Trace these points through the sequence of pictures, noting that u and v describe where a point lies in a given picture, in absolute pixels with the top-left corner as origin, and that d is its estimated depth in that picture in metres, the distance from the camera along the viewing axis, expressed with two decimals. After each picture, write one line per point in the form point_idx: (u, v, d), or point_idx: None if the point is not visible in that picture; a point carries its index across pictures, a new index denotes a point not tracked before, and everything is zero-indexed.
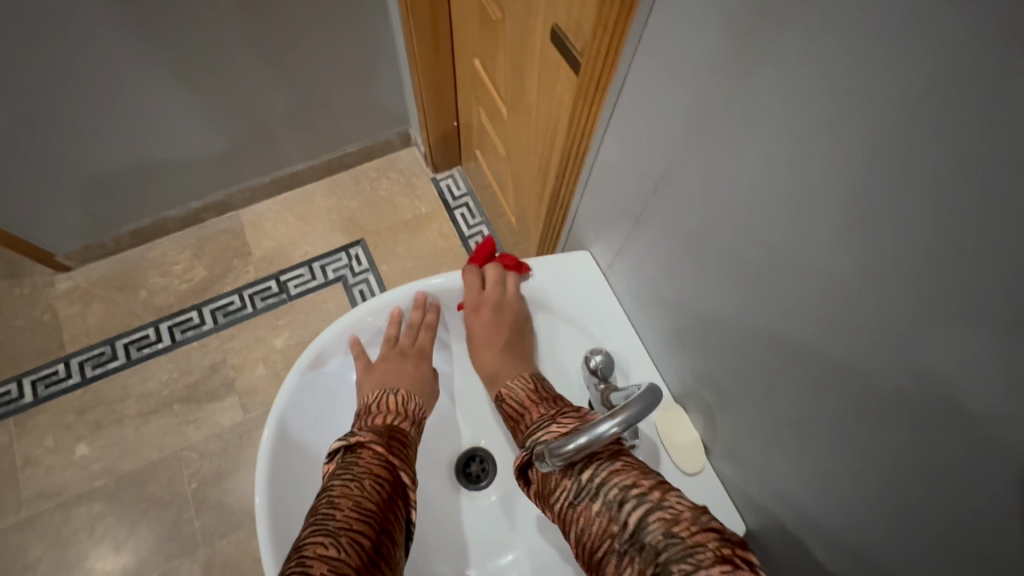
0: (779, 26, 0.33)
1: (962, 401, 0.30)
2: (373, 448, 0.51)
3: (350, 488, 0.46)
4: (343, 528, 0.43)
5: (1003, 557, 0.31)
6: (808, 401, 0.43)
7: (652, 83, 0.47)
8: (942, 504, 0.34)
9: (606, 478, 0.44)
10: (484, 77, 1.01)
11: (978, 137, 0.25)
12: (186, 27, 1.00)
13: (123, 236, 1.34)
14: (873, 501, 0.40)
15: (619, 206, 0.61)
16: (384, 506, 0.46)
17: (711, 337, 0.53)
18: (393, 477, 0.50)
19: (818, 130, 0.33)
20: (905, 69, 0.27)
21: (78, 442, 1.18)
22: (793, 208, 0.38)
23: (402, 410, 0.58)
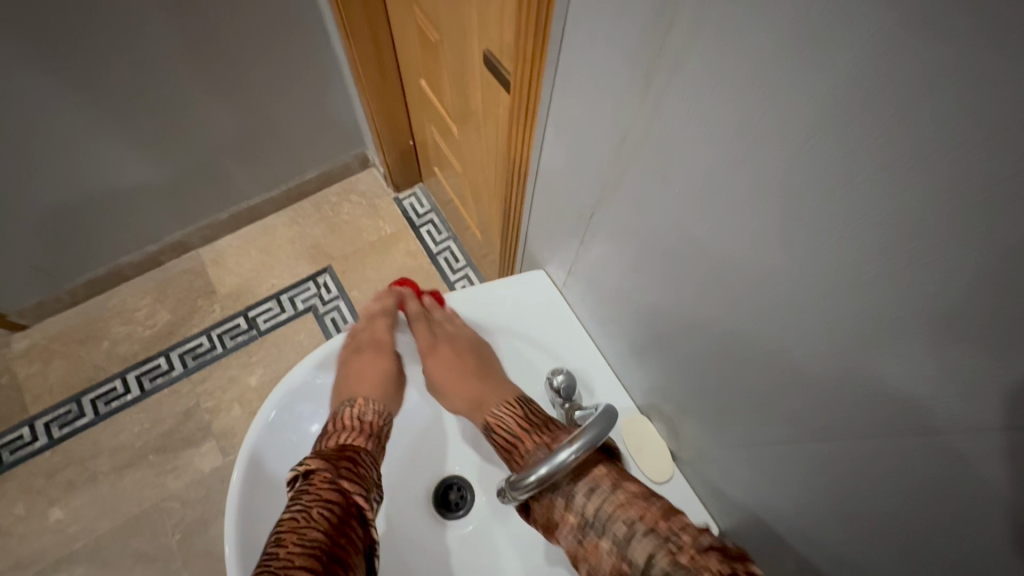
0: (678, 63, 0.36)
1: (906, 386, 0.33)
2: (322, 472, 0.53)
3: (296, 521, 0.48)
4: (283, 566, 0.44)
5: (959, 527, 0.33)
6: (768, 394, 0.45)
7: (584, 105, 0.49)
8: (902, 480, 0.36)
9: (611, 513, 0.49)
10: (431, 96, 1.01)
11: (872, 154, 0.28)
12: (126, 67, 0.98)
13: (80, 288, 1.30)
14: (841, 485, 0.42)
15: (566, 224, 0.63)
16: (333, 534, 0.48)
17: (666, 341, 0.55)
18: (344, 499, 0.51)
19: (729, 153, 0.36)
20: (798, 95, 0.30)
21: (51, 506, 1.13)
22: (722, 220, 0.40)
23: (353, 423, 0.61)
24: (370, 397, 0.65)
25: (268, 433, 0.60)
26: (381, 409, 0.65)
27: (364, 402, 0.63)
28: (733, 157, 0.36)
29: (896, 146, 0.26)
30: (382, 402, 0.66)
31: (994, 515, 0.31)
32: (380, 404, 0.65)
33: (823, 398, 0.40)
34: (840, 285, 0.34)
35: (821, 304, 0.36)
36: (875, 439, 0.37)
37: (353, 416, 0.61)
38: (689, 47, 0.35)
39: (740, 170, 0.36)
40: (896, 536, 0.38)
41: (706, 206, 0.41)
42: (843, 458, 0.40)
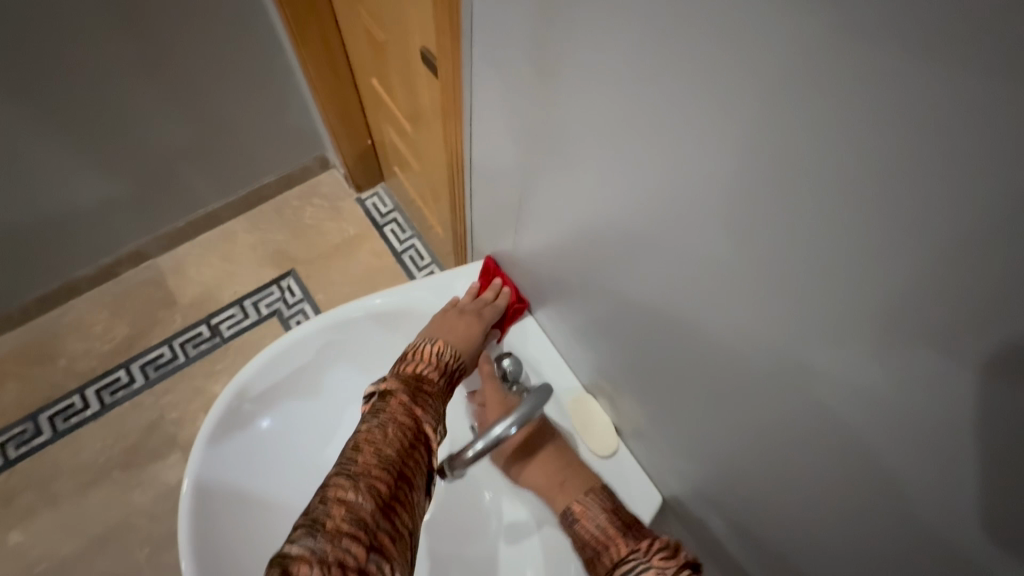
0: (563, 56, 0.39)
1: (789, 343, 0.36)
2: (400, 396, 0.52)
3: (373, 434, 0.47)
4: (363, 471, 0.43)
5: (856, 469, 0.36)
6: (687, 363, 0.48)
7: (508, 90, 0.49)
8: (805, 429, 0.39)
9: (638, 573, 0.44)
10: (384, 95, 1.01)
11: (722, 131, 0.31)
12: (64, 74, 0.96)
13: (31, 304, 1.26)
14: (763, 446, 0.45)
15: (505, 212, 0.65)
16: (407, 452, 0.47)
17: (598, 317, 0.58)
18: (415, 426, 0.49)
19: (613, 138, 0.39)
20: (658, 85, 0.33)
21: (11, 530, 1.10)
22: (619, 200, 0.43)
23: (431, 356, 0.59)
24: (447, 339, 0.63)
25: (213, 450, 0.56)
26: (458, 352, 0.62)
27: (443, 343, 0.61)
28: (631, 135, 0.37)
29: (739, 120, 0.29)
30: (459, 343, 0.63)
31: (885, 457, 0.34)
32: (461, 347, 0.63)
33: (740, 368, 0.42)
34: (736, 258, 0.35)
35: (724, 276, 0.37)
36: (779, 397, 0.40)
37: (432, 352, 0.59)
38: (568, 40, 0.38)
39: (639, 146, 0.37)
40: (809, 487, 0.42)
41: (619, 181, 0.42)
42: (766, 421, 0.43)
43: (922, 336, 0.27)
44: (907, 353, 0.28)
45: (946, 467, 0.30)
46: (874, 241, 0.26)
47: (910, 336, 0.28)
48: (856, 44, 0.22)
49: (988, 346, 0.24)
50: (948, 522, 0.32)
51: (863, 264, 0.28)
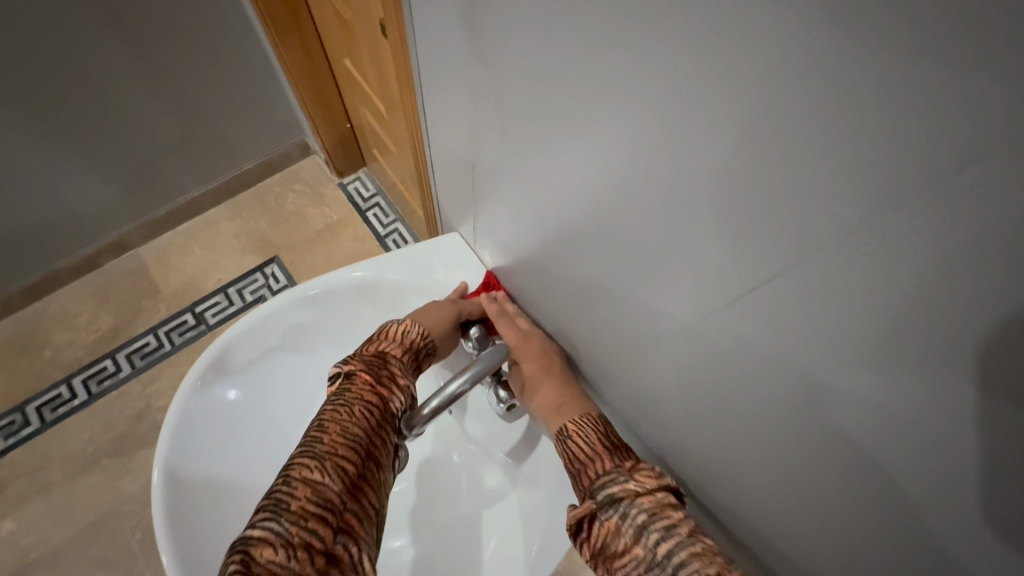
0: (494, 24, 0.40)
1: (723, 300, 0.37)
2: (364, 375, 0.52)
3: (339, 414, 0.48)
4: (328, 452, 0.45)
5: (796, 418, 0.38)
6: (632, 331, 0.49)
7: (452, 57, 0.49)
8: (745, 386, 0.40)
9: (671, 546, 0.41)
10: (358, 76, 1.01)
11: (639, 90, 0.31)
12: (34, 64, 0.94)
13: (14, 296, 1.25)
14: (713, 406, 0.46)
15: (459, 192, 0.65)
16: (371, 433, 0.48)
17: (548, 293, 0.59)
18: (379, 406, 0.51)
19: (544, 105, 0.40)
20: (580, 48, 0.33)
21: (3, 519, 1.11)
22: (557, 168, 0.44)
23: (396, 335, 0.57)
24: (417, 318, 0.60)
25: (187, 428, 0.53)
26: (427, 330, 0.59)
27: (412, 322, 0.59)
28: (565, 91, 0.37)
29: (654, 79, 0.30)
30: (429, 322, 0.60)
31: (819, 403, 0.35)
32: (431, 326, 0.59)
33: (688, 329, 0.42)
34: (674, 214, 0.35)
35: (667, 231, 0.37)
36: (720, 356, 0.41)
37: (398, 331, 0.58)
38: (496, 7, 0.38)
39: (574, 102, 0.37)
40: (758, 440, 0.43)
41: (561, 138, 0.41)
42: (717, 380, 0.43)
43: (844, 278, 0.28)
44: (831, 296, 0.29)
45: (874, 407, 0.31)
46: (793, 183, 0.27)
47: (834, 280, 0.28)
48: None
49: (903, 281, 0.25)
50: (880, 461, 0.33)
51: (785, 209, 0.28)
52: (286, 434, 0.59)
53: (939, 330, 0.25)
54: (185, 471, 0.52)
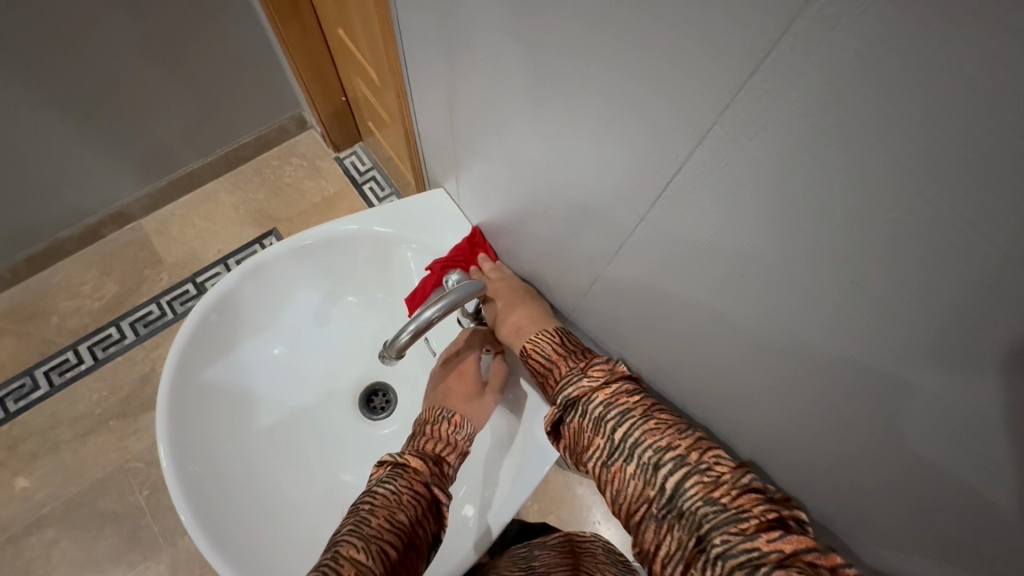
0: None
1: (668, 239, 0.40)
2: (415, 466, 0.49)
3: (389, 500, 0.44)
4: (375, 535, 0.40)
5: (739, 342, 0.41)
6: (599, 277, 0.53)
7: (427, 18, 0.51)
8: (695, 319, 0.44)
9: (639, 439, 0.45)
10: (351, 46, 1.03)
11: (584, 39, 0.34)
12: (42, 41, 0.97)
13: (19, 265, 1.29)
14: (672, 343, 0.50)
15: (442, 153, 0.68)
16: (417, 521, 0.44)
17: (524, 247, 0.62)
18: (429, 497, 0.47)
19: (509, 58, 0.43)
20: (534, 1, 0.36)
21: (16, 476, 1.16)
22: (524, 118, 0.46)
23: (449, 435, 0.55)
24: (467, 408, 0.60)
25: (181, 374, 0.55)
26: (472, 427, 0.58)
27: (462, 418, 0.58)
28: (525, 28, 0.39)
29: (596, 27, 0.33)
30: (476, 418, 0.60)
31: (756, 326, 0.38)
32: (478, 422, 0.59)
33: (649, 263, 0.44)
34: (625, 145, 0.37)
35: (621, 173, 0.40)
36: (670, 291, 0.44)
37: (451, 428, 0.56)
38: None
39: (533, 40, 0.39)
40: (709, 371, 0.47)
41: (522, 90, 0.44)
42: (673, 313, 0.46)
43: (767, 193, 0.30)
44: (757, 213, 0.31)
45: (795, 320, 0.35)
46: (720, 107, 0.29)
47: (758, 195, 0.31)
48: None
49: (809, 190, 0.27)
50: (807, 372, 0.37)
51: (715, 129, 0.30)
52: (273, 378, 0.64)
53: (844, 233, 0.28)
54: (182, 413, 0.55)
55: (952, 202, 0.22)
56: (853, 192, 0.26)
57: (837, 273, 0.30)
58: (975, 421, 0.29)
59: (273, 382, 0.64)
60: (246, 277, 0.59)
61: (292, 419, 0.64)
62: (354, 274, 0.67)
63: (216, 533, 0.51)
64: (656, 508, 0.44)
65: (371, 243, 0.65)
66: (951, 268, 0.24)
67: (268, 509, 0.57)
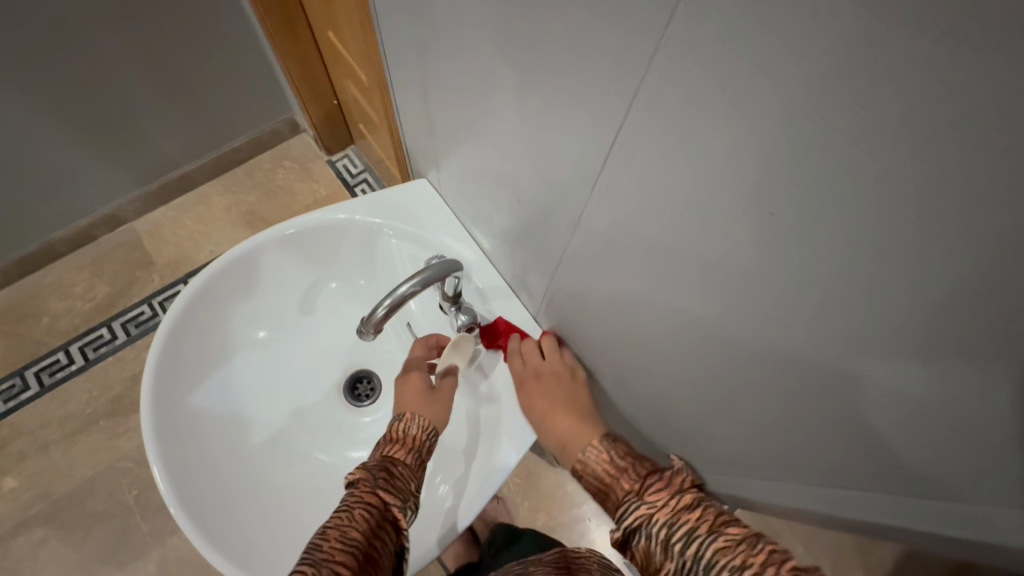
0: None
1: (630, 221, 0.41)
2: (365, 480, 0.47)
3: (339, 520, 0.43)
4: (326, 558, 0.38)
5: (701, 324, 0.42)
6: (570, 266, 0.53)
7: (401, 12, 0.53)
8: (663, 303, 0.44)
9: (710, 558, 0.36)
10: (341, 48, 1.05)
11: (548, 26, 0.36)
12: (36, 44, 0.98)
13: (11, 267, 1.30)
14: (639, 330, 0.50)
15: (423, 147, 0.70)
16: (373, 534, 0.43)
17: (503, 237, 0.62)
18: (382, 507, 0.46)
19: (479, 48, 0.45)
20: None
21: (5, 476, 1.16)
22: (495, 106, 0.48)
23: (398, 435, 0.54)
24: (415, 410, 0.57)
25: (166, 358, 0.56)
26: (428, 422, 0.57)
27: (411, 415, 0.57)
28: (494, 13, 0.40)
29: (556, 12, 0.34)
30: (429, 414, 0.58)
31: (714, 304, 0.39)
32: (430, 417, 0.57)
33: (613, 247, 0.45)
34: (590, 121, 0.38)
35: (581, 157, 0.41)
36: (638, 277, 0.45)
37: (399, 429, 0.55)
38: None
39: (501, 21, 0.40)
40: (679, 353, 0.47)
41: (493, 79, 0.46)
42: (639, 296, 0.47)
43: (716, 166, 0.31)
44: (711, 179, 0.32)
45: (748, 294, 0.36)
46: (667, 85, 0.31)
47: (710, 162, 0.31)
48: None
49: (754, 153, 0.29)
50: (765, 346, 0.38)
51: (665, 107, 0.32)
52: (257, 365, 0.65)
53: (788, 194, 0.28)
54: (166, 397, 0.56)
55: (881, 152, 0.23)
56: (794, 150, 0.27)
57: (783, 235, 0.30)
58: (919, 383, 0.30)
59: (254, 368, 0.65)
60: (232, 265, 0.60)
61: (276, 406, 0.65)
62: (336, 261, 0.68)
63: (196, 515, 0.52)
64: None
65: (350, 232, 0.66)
66: (882, 221, 0.25)
67: (251, 493, 0.58)
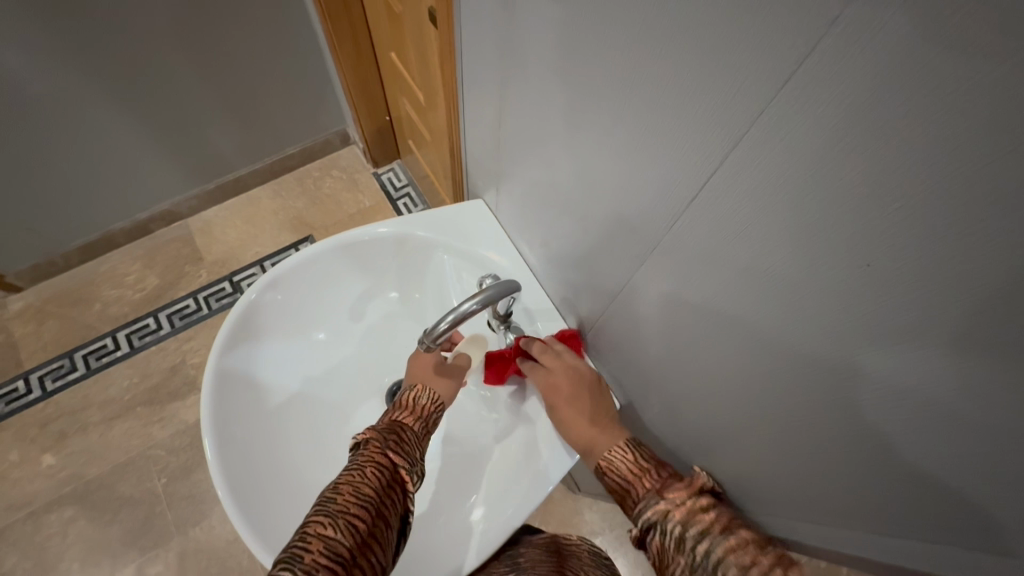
0: (521, 12, 0.47)
1: (690, 257, 0.43)
2: (375, 441, 0.51)
3: (351, 477, 0.46)
4: (341, 510, 0.42)
5: (751, 359, 0.43)
6: (626, 293, 0.55)
7: (484, 39, 0.56)
8: (715, 336, 0.46)
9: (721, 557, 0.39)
10: (402, 69, 1.10)
11: (629, 69, 0.38)
12: (121, 44, 1.06)
13: (73, 252, 1.37)
14: (687, 362, 0.51)
15: (485, 168, 0.73)
16: (383, 492, 0.46)
17: (558, 260, 0.64)
18: (392, 468, 0.49)
19: (557, 82, 0.47)
20: (587, 32, 0.40)
21: (44, 453, 1.20)
22: (566, 136, 0.50)
23: (409, 403, 0.57)
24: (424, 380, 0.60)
25: (228, 350, 0.59)
26: (438, 395, 0.60)
27: (422, 386, 0.59)
28: (576, 50, 0.43)
29: (637, 58, 0.37)
30: (439, 387, 0.61)
31: (767, 345, 0.40)
32: (440, 392, 0.60)
33: (674, 280, 0.47)
34: (669, 159, 0.39)
35: (653, 191, 0.43)
36: (692, 309, 0.46)
37: (411, 397, 0.58)
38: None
39: (582, 59, 0.43)
40: (726, 390, 0.48)
41: (570, 110, 0.48)
42: (693, 330, 0.48)
43: (784, 211, 0.33)
44: (790, 222, 0.33)
45: (802, 337, 0.37)
46: (742, 134, 0.33)
47: (780, 205, 0.33)
48: None
49: (837, 202, 0.29)
50: (813, 388, 0.39)
51: (740, 154, 0.34)
52: (309, 366, 0.67)
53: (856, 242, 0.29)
54: (225, 390, 0.59)
55: (969, 217, 0.23)
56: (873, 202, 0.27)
57: (857, 286, 0.31)
58: (976, 447, 0.29)
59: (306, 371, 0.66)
60: (292, 270, 0.63)
61: (325, 409, 0.66)
62: (391, 271, 0.71)
63: (248, 510, 0.54)
64: None
65: (405, 244, 0.69)
66: (964, 283, 0.25)
67: (298, 492, 0.59)
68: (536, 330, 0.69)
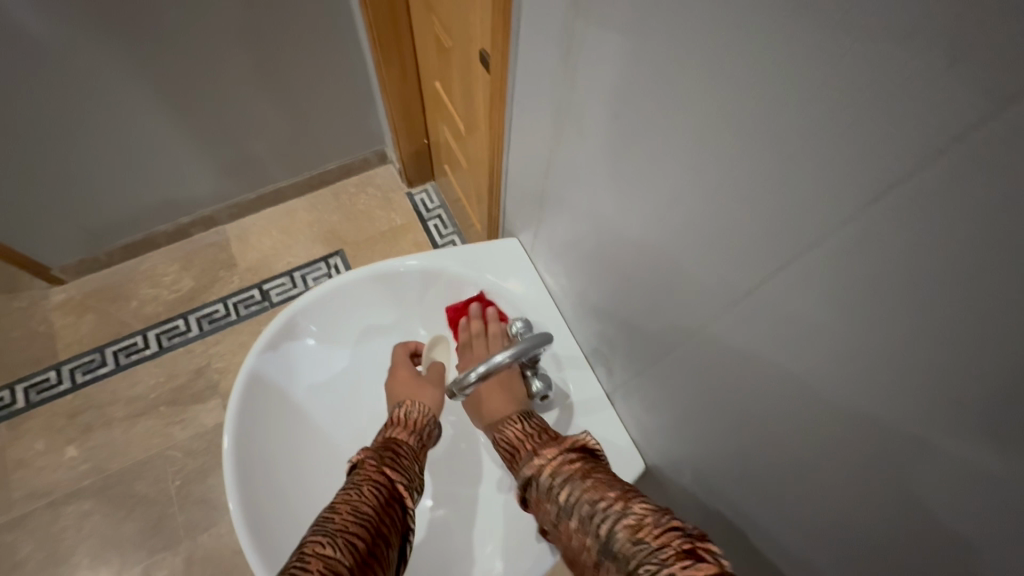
0: (578, 68, 0.48)
1: (738, 327, 0.42)
2: (370, 459, 0.50)
3: (349, 496, 0.45)
4: (340, 529, 0.41)
5: (791, 436, 0.42)
6: (663, 353, 0.54)
7: (536, 86, 0.57)
8: (756, 408, 0.44)
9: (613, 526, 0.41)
10: (445, 97, 1.13)
11: (689, 140, 0.39)
12: (182, 56, 1.12)
13: (115, 250, 1.42)
14: (722, 430, 0.50)
15: (524, 209, 0.73)
16: (382, 510, 0.45)
17: (593, 309, 0.64)
18: (389, 485, 0.48)
19: (610, 139, 0.48)
20: (645, 98, 0.41)
21: (68, 444, 1.23)
22: (614, 189, 0.50)
23: (402, 420, 0.57)
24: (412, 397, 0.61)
25: (261, 363, 0.61)
26: (429, 409, 0.59)
27: (410, 402, 0.59)
28: (633, 112, 0.43)
29: (699, 130, 0.37)
30: (427, 400, 0.61)
31: (812, 425, 0.39)
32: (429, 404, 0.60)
33: (718, 348, 0.46)
34: (726, 231, 0.39)
35: (704, 259, 0.43)
36: (733, 377, 0.45)
37: (401, 414, 0.58)
38: (580, 56, 0.47)
39: (640, 121, 0.43)
40: (760, 463, 0.47)
41: (622, 168, 0.48)
42: (734, 400, 0.47)
43: (845, 300, 0.32)
44: (855, 305, 0.32)
45: (851, 424, 0.36)
46: (805, 219, 0.32)
47: (842, 293, 0.32)
48: (769, 74, 0.30)
49: (899, 291, 0.29)
50: (856, 476, 0.37)
51: (802, 237, 0.33)
52: (337, 389, 0.67)
53: (920, 342, 0.29)
54: (253, 403, 0.60)
55: None
56: (945, 307, 0.27)
57: (924, 380, 0.29)
58: None
59: (334, 394, 0.67)
60: (332, 293, 0.65)
61: (348, 435, 0.66)
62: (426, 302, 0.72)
63: (264, 534, 0.54)
64: (593, 554, 0.42)
65: (440, 276, 0.70)
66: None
67: (314, 520, 0.59)
68: (562, 379, 0.69)
